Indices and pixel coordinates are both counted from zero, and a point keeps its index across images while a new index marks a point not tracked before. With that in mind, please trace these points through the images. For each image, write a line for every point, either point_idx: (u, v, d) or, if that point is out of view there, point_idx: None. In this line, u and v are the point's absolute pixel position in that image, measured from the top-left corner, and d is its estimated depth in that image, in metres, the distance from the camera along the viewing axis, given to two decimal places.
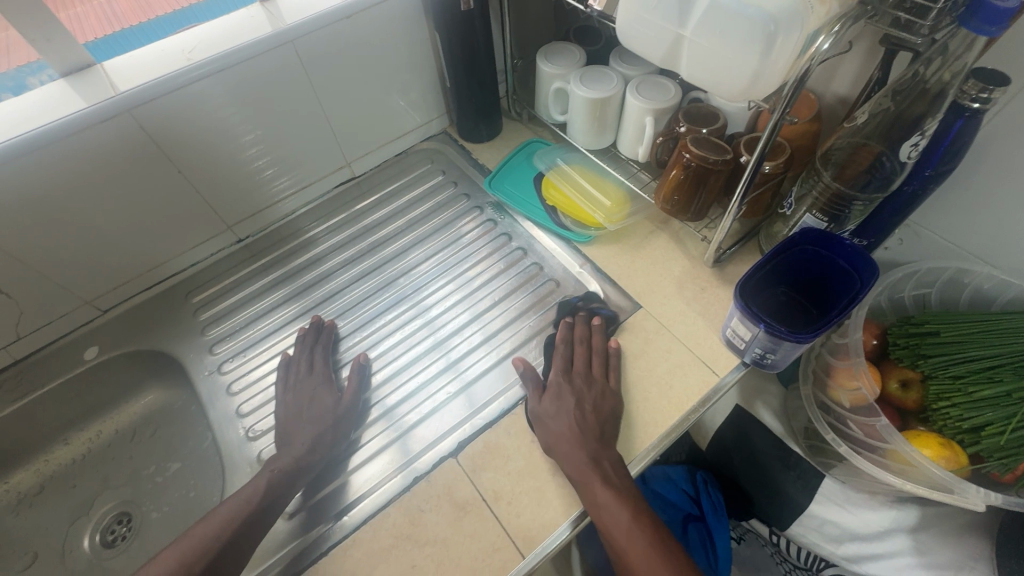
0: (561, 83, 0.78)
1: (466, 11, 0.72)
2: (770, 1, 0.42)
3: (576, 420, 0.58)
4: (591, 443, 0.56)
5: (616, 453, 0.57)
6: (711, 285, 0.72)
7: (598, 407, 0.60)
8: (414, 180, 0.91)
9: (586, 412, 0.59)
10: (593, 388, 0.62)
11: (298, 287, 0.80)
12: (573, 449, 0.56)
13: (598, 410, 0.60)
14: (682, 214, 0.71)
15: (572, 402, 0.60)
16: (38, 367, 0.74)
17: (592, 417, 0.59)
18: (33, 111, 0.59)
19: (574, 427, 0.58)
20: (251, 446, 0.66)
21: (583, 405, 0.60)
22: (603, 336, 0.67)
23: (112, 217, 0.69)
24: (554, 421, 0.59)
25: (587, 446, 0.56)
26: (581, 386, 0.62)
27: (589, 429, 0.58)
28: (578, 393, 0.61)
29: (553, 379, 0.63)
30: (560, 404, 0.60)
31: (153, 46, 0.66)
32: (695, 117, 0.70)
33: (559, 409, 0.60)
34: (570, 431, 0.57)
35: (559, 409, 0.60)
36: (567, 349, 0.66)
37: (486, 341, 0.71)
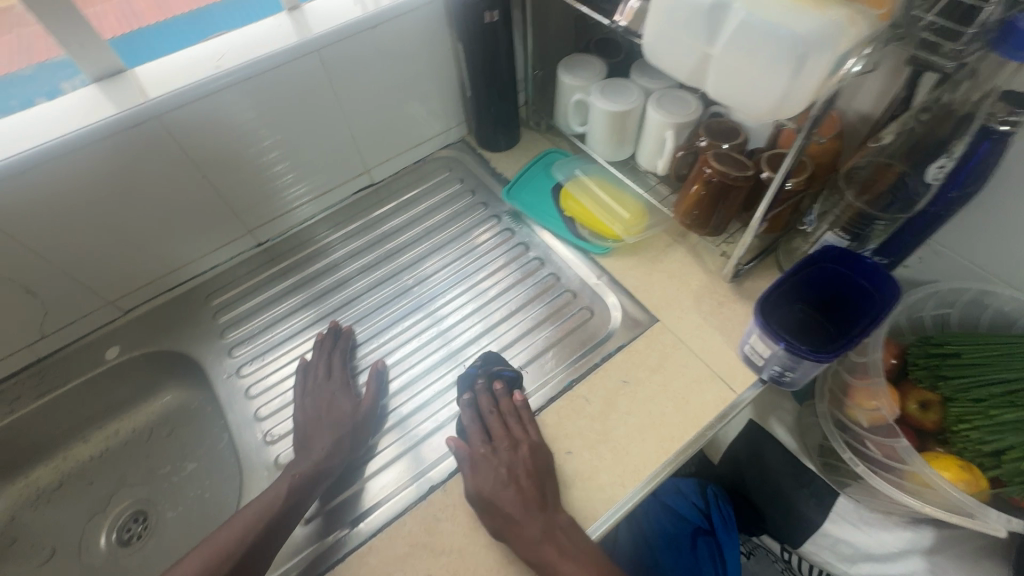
0: (581, 94, 0.78)
1: (490, 22, 0.72)
2: (801, 23, 0.42)
3: (516, 492, 0.55)
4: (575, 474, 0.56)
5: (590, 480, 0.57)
6: (728, 299, 0.71)
7: (534, 469, 0.57)
8: (432, 188, 0.92)
9: (522, 482, 0.56)
10: (502, 452, 0.58)
11: (315, 292, 0.81)
12: (521, 519, 0.54)
13: (531, 476, 0.57)
14: (702, 228, 0.71)
15: (496, 468, 0.57)
16: (60, 365, 0.75)
17: (532, 486, 0.56)
18: (66, 115, 0.60)
19: (514, 497, 0.55)
20: (268, 449, 0.66)
21: (517, 480, 0.56)
22: (508, 397, 0.63)
23: (137, 219, 0.70)
24: (498, 493, 0.56)
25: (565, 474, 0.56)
26: (510, 445, 0.59)
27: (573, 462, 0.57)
28: (507, 461, 0.58)
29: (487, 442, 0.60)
30: (494, 470, 0.57)
31: (181, 53, 0.67)
32: (717, 132, 0.70)
33: (493, 479, 0.57)
34: (509, 506, 0.55)
35: (483, 482, 0.57)
36: (483, 419, 0.62)
37: (501, 352, 0.71)
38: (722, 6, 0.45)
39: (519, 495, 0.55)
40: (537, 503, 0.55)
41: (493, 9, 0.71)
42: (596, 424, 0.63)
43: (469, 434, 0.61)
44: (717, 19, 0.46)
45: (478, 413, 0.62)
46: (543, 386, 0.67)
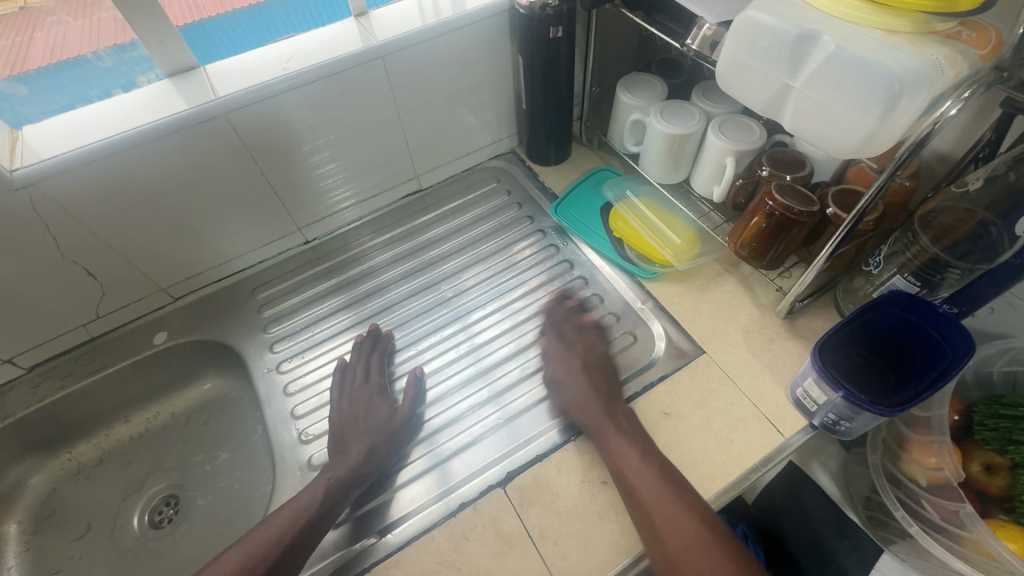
0: (639, 114, 0.77)
1: (553, 38, 0.71)
2: (897, 59, 0.40)
3: (588, 385, 0.64)
4: (601, 400, 0.62)
5: (622, 412, 0.62)
6: (780, 337, 0.69)
7: (606, 366, 0.67)
8: (479, 197, 0.92)
9: (594, 372, 0.66)
10: (576, 348, 0.69)
11: (355, 295, 0.82)
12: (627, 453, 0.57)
13: (601, 372, 0.66)
14: (758, 261, 0.69)
15: (573, 375, 0.65)
16: (111, 346, 0.77)
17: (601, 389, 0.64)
18: (138, 109, 0.62)
19: (585, 393, 0.63)
20: (302, 449, 0.67)
21: (590, 373, 0.66)
22: (582, 315, 0.73)
23: (195, 211, 0.72)
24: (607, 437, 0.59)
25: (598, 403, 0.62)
26: (578, 346, 0.69)
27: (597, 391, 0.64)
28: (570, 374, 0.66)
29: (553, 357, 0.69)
30: (572, 361, 0.67)
31: (252, 54, 0.69)
32: (780, 163, 0.68)
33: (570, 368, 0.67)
34: (591, 407, 0.62)
35: (570, 377, 0.66)
36: (558, 326, 0.72)
37: (533, 373, 0.70)
38: (809, 37, 0.43)
39: (591, 388, 0.64)
40: (608, 393, 0.64)
41: (559, 25, 0.70)
42: None
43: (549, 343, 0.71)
44: (802, 51, 0.44)
45: (553, 322, 0.73)
46: None
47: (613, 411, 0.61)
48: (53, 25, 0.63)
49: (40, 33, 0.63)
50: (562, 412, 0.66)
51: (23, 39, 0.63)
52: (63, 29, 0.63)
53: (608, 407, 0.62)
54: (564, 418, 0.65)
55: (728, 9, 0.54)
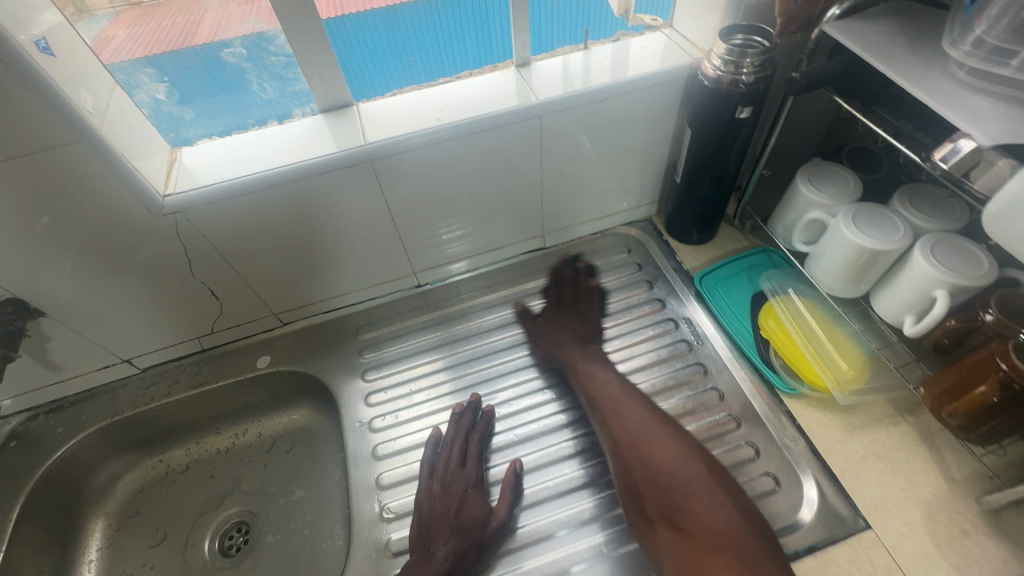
0: (821, 214, 0.65)
1: (739, 118, 0.62)
2: None
3: (571, 335, 0.73)
4: (577, 337, 0.73)
5: (595, 346, 0.72)
6: (976, 530, 0.54)
7: (590, 320, 0.76)
8: (605, 268, 0.83)
9: (576, 322, 0.75)
10: (569, 319, 0.76)
11: (459, 356, 0.76)
12: (592, 369, 0.68)
13: (590, 331, 0.74)
14: (966, 433, 0.54)
15: (555, 327, 0.75)
16: (220, 359, 0.78)
17: (580, 329, 0.74)
18: (289, 146, 0.60)
19: (566, 335, 0.73)
20: (382, 527, 0.61)
21: (571, 322, 0.75)
22: (586, 278, 0.81)
23: (320, 246, 0.69)
24: (576, 359, 0.70)
25: (573, 337, 0.73)
26: (575, 321, 0.75)
27: (579, 334, 0.73)
28: (552, 322, 0.76)
29: (550, 307, 0.78)
30: (564, 329, 0.74)
31: (407, 97, 0.65)
32: (1014, 312, 0.53)
33: (552, 322, 0.76)
34: (564, 344, 0.72)
35: (551, 328, 0.75)
36: (550, 304, 0.79)
37: (592, 483, 0.62)
38: None
39: (582, 343, 0.72)
40: (587, 336, 0.74)
41: (749, 105, 0.60)
42: None
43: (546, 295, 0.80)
44: None
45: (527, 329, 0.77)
46: None
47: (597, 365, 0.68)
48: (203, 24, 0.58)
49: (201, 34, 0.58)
50: None
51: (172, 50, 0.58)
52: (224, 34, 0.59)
53: (595, 353, 0.71)
54: None
55: (1011, 130, 0.41)
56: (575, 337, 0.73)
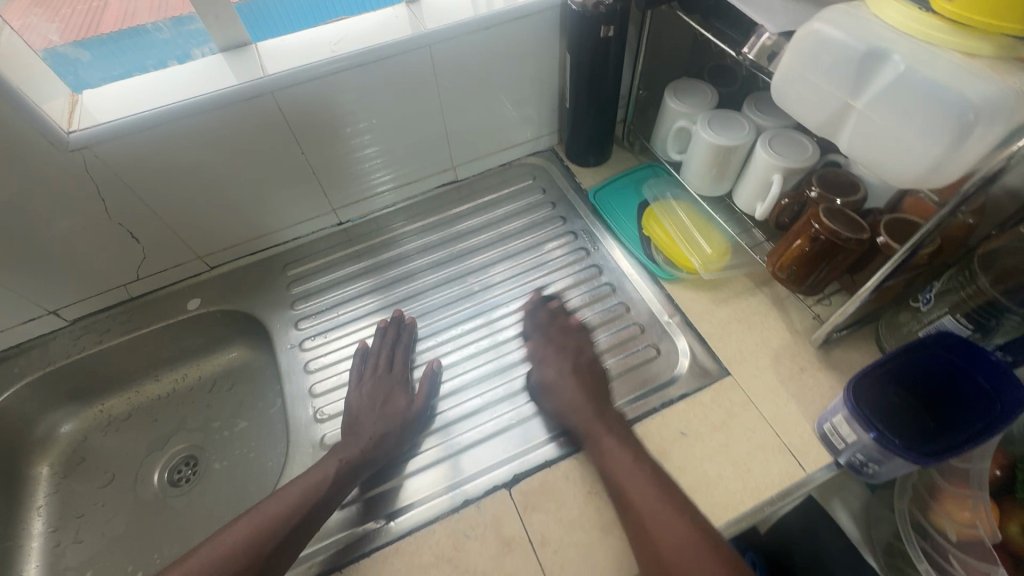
0: (685, 121, 0.74)
1: (604, 37, 0.69)
2: (974, 86, 0.37)
3: (578, 385, 0.65)
4: (581, 376, 0.66)
5: (615, 412, 0.63)
6: (812, 366, 0.65)
7: (592, 368, 0.67)
8: (513, 193, 0.91)
9: (581, 375, 0.66)
10: (565, 353, 0.69)
11: (381, 280, 0.83)
12: (582, 408, 0.62)
13: (591, 376, 0.66)
14: (795, 285, 0.66)
15: (563, 378, 0.66)
16: (149, 307, 0.81)
17: (589, 367, 0.67)
18: (189, 81, 0.64)
19: (573, 390, 0.64)
20: (316, 427, 0.69)
21: (582, 375, 0.66)
22: (564, 317, 0.73)
23: (237, 183, 0.73)
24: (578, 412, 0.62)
25: (568, 360, 0.68)
26: (567, 350, 0.69)
27: (591, 392, 0.64)
28: (573, 357, 0.68)
29: (539, 337, 0.72)
30: (561, 363, 0.67)
31: (303, 34, 0.69)
32: (830, 184, 0.64)
33: (559, 369, 0.67)
34: (583, 409, 0.62)
35: (559, 380, 0.66)
36: (488, 367, 0.69)
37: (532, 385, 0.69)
38: (878, 55, 0.41)
39: (584, 392, 0.64)
40: (598, 395, 0.64)
41: (611, 24, 0.68)
42: None
43: (529, 338, 0.73)
44: (870, 68, 0.42)
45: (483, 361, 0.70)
46: None
47: (605, 413, 0.62)
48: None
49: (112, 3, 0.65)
50: None
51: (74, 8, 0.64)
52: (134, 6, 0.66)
53: (601, 411, 0.62)
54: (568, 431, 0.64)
55: (790, 19, 0.50)
56: (594, 378, 0.66)
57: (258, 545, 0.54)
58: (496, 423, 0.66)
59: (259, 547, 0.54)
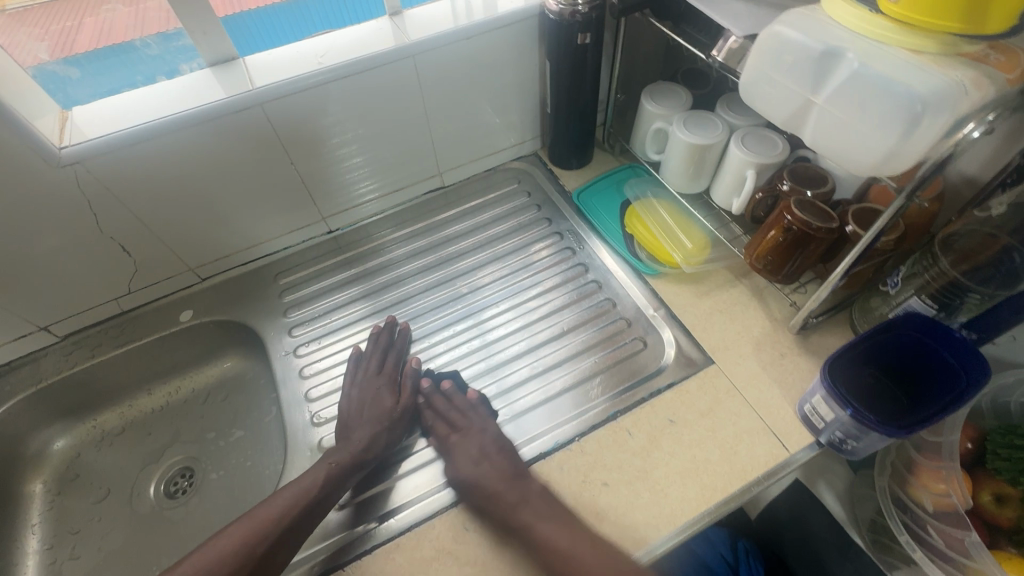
0: (662, 122, 0.77)
1: (581, 44, 0.72)
2: (921, 80, 0.40)
3: (493, 470, 0.60)
4: (495, 461, 0.60)
5: (535, 484, 0.59)
6: (791, 352, 0.68)
7: (502, 446, 0.63)
8: (499, 197, 0.93)
9: (497, 456, 0.61)
10: (468, 435, 0.64)
11: (369, 287, 0.84)
12: (505, 489, 0.58)
13: (503, 452, 0.62)
14: (773, 275, 0.69)
15: (480, 466, 0.61)
16: (139, 321, 0.81)
17: (501, 458, 0.61)
18: (177, 95, 0.65)
19: (496, 477, 0.59)
20: (313, 431, 0.70)
21: (491, 457, 0.61)
22: (461, 394, 0.69)
23: (228, 194, 0.74)
24: (497, 503, 0.57)
25: (464, 448, 0.62)
26: (472, 428, 0.65)
27: (502, 472, 0.60)
28: (467, 441, 0.63)
29: (442, 433, 0.66)
30: (470, 450, 0.62)
31: (289, 47, 0.71)
32: (801, 178, 0.67)
33: (472, 462, 0.61)
34: (499, 493, 0.58)
35: (474, 470, 0.60)
36: (479, 391, 0.68)
37: (524, 382, 0.71)
38: (834, 54, 0.44)
39: (496, 472, 0.60)
40: (517, 472, 0.60)
41: (588, 32, 0.71)
42: (637, 460, 0.61)
43: (438, 419, 0.67)
44: (826, 66, 0.45)
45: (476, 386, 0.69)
46: (572, 418, 0.66)
47: (526, 492, 0.58)
48: (104, 13, 0.67)
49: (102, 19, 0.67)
50: (558, 417, 0.67)
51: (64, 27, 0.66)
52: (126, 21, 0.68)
53: (520, 486, 0.58)
54: (558, 424, 0.66)
55: (755, 22, 0.54)
56: (498, 457, 0.61)
57: (255, 547, 0.54)
58: None
59: (258, 548, 0.55)
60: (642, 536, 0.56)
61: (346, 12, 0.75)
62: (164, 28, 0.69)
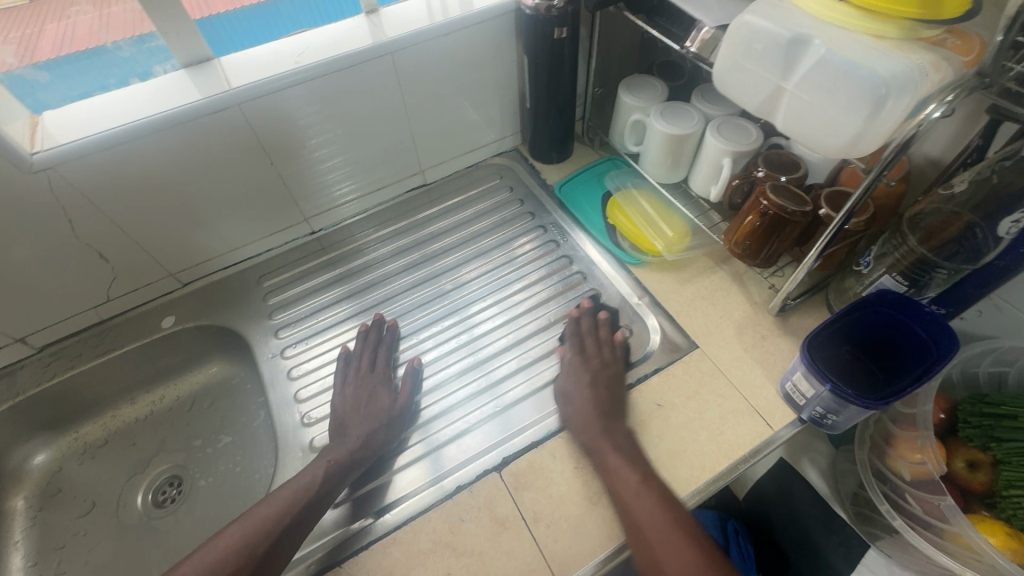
0: (639, 114, 0.78)
1: (558, 38, 0.73)
2: (884, 63, 0.42)
3: (590, 398, 0.63)
4: (603, 417, 0.61)
5: (625, 428, 0.61)
6: (771, 333, 0.70)
7: (612, 385, 0.65)
8: (481, 193, 0.94)
9: (599, 388, 0.64)
10: (590, 361, 0.67)
11: (353, 287, 0.84)
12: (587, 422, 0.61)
13: (610, 386, 0.65)
14: (751, 259, 0.71)
15: (580, 386, 0.65)
16: (121, 329, 0.79)
17: (606, 395, 0.64)
18: (151, 97, 0.64)
19: (589, 411, 0.62)
20: (304, 432, 0.70)
21: (598, 386, 0.64)
22: (609, 329, 0.72)
23: (208, 196, 0.74)
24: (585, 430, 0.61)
25: (598, 411, 0.62)
26: (598, 361, 0.68)
27: (601, 406, 0.62)
28: (593, 368, 0.66)
29: (573, 354, 0.69)
30: (580, 376, 0.66)
31: (267, 47, 0.71)
32: (775, 164, 0.69)
33: (575, 380, 0.66)
34: (591, 418, 0.61)
35: (577, 391, 0.64)
36: (576, 335, 0.71)
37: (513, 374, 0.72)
38: (802, 41, 0.46)
39: (593, 404, 0.62)
40: (610, 409, 0.62)
41: (564, 26, 0.72)
42: None
43: (564, 343, 0.71)
44: (795, 53, 0.47)
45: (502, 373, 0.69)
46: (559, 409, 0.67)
47: (612, 430, 0.60)
48: (73, 17, 0.67)
49: (73, 23, 0.67)
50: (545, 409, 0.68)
51: (33, 30, 0.65)
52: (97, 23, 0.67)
53: (608, 424, 0.61)
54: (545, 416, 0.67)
55: (726, 14, 0.55)
56: (610, 393, 0.64)
57: (251, 550, 0.54)
58: (478, 414, 0.68)
59: (257, 549, 0.54)
60: None
61: (319, 17, 0.74)
62: (138, 32, 0.68)
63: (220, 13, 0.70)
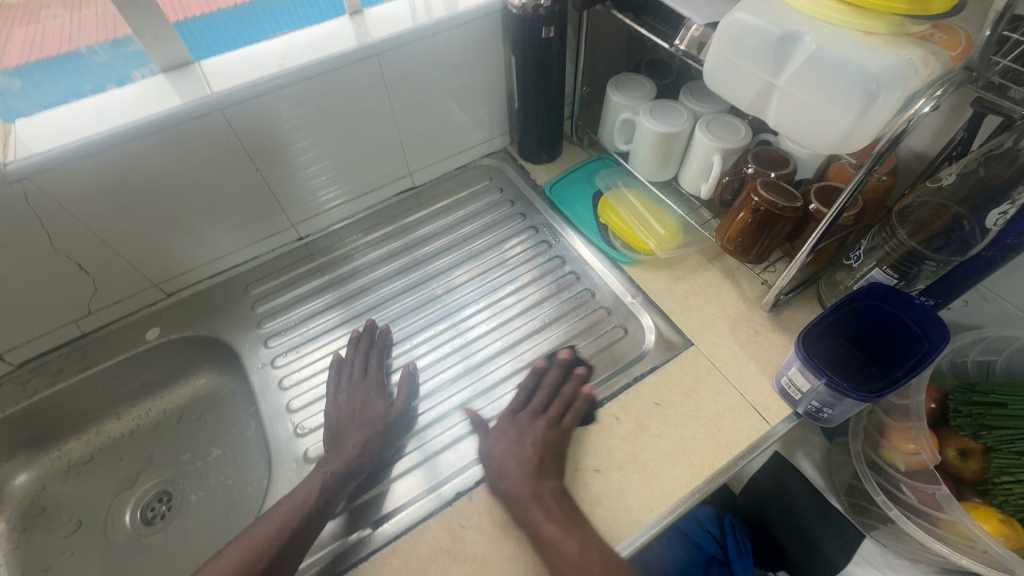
0: (628, 113, 0.78)
1: (545, 37, 0.73)
2: (874, 59, 0.42)
3: (516, 462, 0.59)
4: (536, 481, 0.57)
5: (553, 485, 0.57)
6: (765, 328, 0.70)
7: (557, 450, 0.61)
8: (471, 195, 0.93)
9: (542, 453, 0.60)
10: (556, 424, 0.62)
11: (342, 294, 0.83)
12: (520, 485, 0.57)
13: (542, 451, 0.60)
14: (744, 256, 0.71)
15: (511, 452, 0.60)
16: (104, 342, 0.77)
17: (537, 455, 0.59)
18: (130, 103, 0.62)
19: (528, 468, 0.58)
20: (298, 442, 0.69)
21: (524, 443, 0.60)
22: (574, 382, 0.67)
23: (192, 203, 0.72)
24: (516, 498, 0.56)
25: (528, 482, 0.57)
26: (525, 423, 0.63)
27: (537, 472, 0.58)
28: (541, 432, 0.61)
29: (526, 413, 0.64)
30: (506, 433, 0.62)
31: (248, 50, 0.69)
32: (765, 160, 0.69)
33: (510, 449, 0.60)
34: (521, 487, 0.57)
35: (506, 450, 0.60)
36: (526, 389, 0.67)
37: (510, 377, 0.71)
38: (792, 38, 0.46)
39: (523, 466, 0.58)
40: (538, 468, 0.58)
41: (551, 25, 0.72)
42: (628, 444, 0.62)
43: (531, 397, 0.66)
44: (785, 50, 0.47)
45: (542, 384, 0.67)
46: None
47: (541, 489, 0.56)
48: (42, 20, 0.65)
49: (43, 27, 0.65)
50: None
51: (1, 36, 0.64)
52: (72, 27, 0.65)
53: (539, 482, 0.57)
54: None
55: (715, 11, 0.55)
56: (539, 449, 0.60)
57: (247, 567, 0.53)
58: (475, 419, 0.67)
59: (254, 566, 0.53)
60: (637, 517, 0.57)
61: (298, 18, 0.73)
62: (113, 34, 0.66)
63: (197, 14, 0.69)
